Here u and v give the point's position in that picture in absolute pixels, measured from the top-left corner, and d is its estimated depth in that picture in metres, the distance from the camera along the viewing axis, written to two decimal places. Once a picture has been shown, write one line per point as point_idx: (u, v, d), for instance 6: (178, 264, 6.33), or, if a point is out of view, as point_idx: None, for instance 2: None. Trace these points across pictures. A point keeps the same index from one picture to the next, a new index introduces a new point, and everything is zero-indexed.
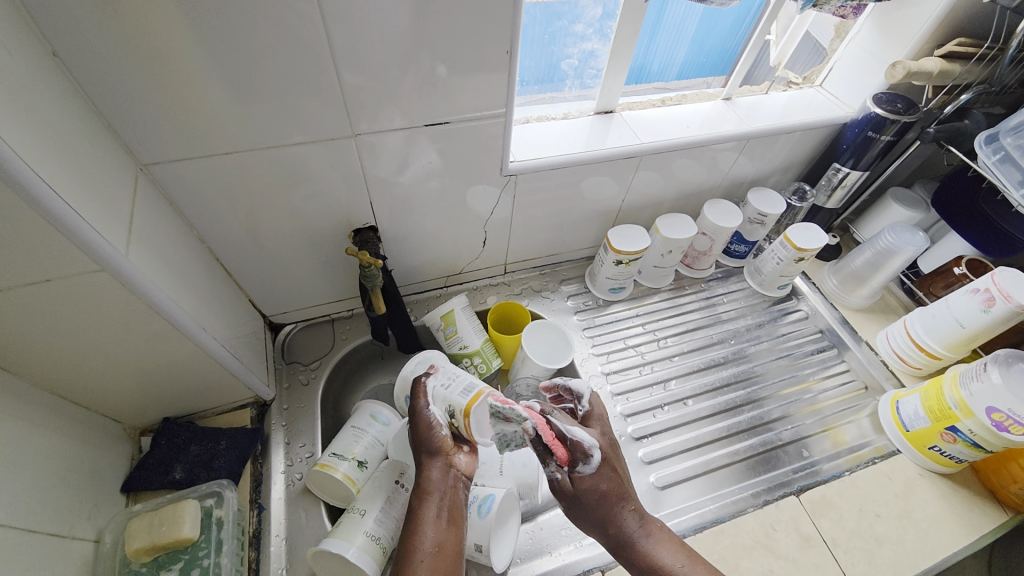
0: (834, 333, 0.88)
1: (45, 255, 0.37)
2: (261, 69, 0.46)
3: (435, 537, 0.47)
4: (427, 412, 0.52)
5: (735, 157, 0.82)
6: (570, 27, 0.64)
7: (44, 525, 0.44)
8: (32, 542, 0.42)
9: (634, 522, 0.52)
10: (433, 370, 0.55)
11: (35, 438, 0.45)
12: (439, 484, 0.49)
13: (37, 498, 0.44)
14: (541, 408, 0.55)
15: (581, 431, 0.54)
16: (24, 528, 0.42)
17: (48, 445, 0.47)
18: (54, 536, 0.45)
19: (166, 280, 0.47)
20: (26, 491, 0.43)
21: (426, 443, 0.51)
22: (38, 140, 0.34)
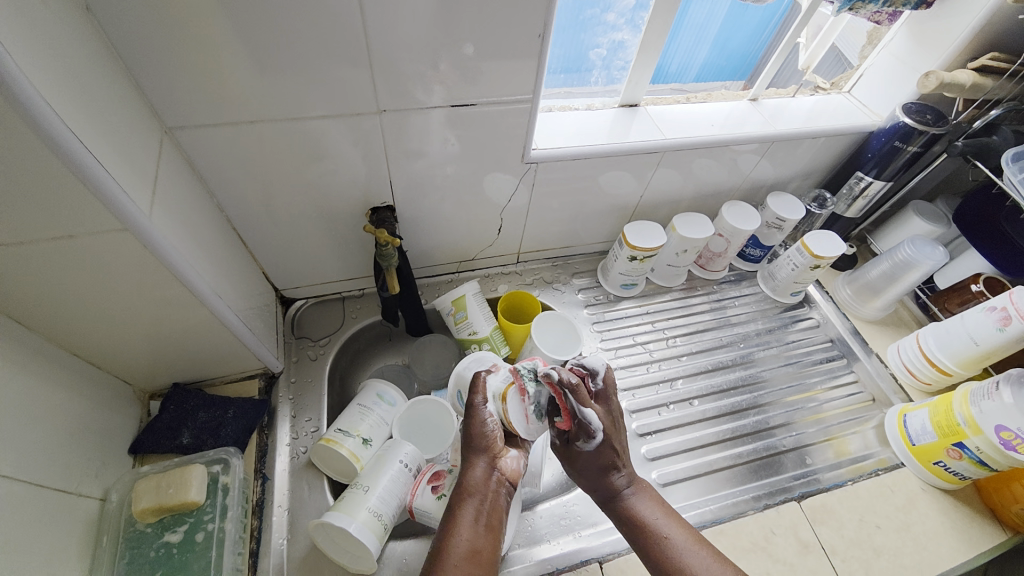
0: (844, 343, 0.87)
1: (69, 211, 0.37)
2: (291, 39, 0.45)
3: (470, 536, 0.48)
4: (481, 411, 0.55)
5: (757, 159, 0.81)
6: (601, 16, 0.63)
7: (52, 480, 0.44)
8: (40, 495, 0.43)
9: (626, 484, 0.55)
10: (494, 369, 0.58)
11: (48, 393, 0.46)
12: (479, 485, 0.51)
13: (46, 453, 0.44)
14: (559, 381, 0.53)
15: (593, 410, 0.54)
16: (32, 482, 0.42)
17: (60, 401, 0.47)
18: (61, 492, 0.46)
19: (186, 245, 0.47)
20: (36, 445, 0.43)
21: (473, 440, 0.54)
22: (70, 96, 0.34)
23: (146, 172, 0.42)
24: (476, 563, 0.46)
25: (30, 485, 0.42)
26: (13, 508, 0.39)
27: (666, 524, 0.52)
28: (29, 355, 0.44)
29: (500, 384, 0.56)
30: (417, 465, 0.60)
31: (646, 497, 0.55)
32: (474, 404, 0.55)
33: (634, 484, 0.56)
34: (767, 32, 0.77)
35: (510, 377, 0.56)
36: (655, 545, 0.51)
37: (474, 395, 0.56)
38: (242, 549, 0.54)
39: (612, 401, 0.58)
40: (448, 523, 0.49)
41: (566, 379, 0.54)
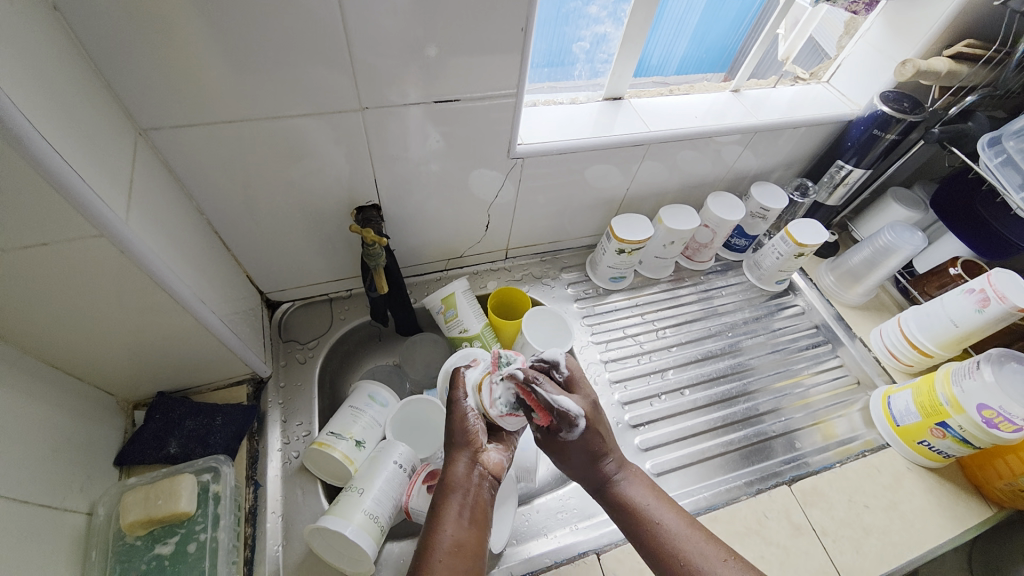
0: (829, 329, 0.89)
1: (43, 218, 0.35)
2: (269, 36, 0.44)
3: (455, 529, 0.48)
4: (462, 405, 0.56)
5: (740, 150, 0.82)
6: (584, 9, 0.62)
7: (36, 496, 0.43)
8: (23, 512, 0.41)
9: (616, 471, 0.55)
10: (473, 364, 0.60)
11: (27, 407, 0.44)
12: (462, 479, 0.52)
13: (28, 468, 0.43)
14: (526, 376, 0.52)
15: (567, 399, 0.53)
16: (15, 498, 0.41)
17: (40, 414, 0.46)
18: (46, 507, 0.44)
19: (167, 250, 0.46)
20: (16, 461, 0.42)
21: (455, 434, 0.55)
22: (39, 97, 0.33)
23: (123, 176, 0.41)
24: (461, 556, 0.46)
25: (12, 501, 0.40)
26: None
27: (659, 510, 0.52)
28: (6, 368, 0.43)
29: (476, 374, 0.57)
30: (411, 465, 0.60)
31: (636, 480, 0.55)
32: (455, 400, 0.56)
33: (622, 465, 0.56)
34: (745, 25, 0.77)
35: (486, 365, 0.57)
36: (651, 533, 0.51)
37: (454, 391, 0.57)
38: (236, 558, 0.53)
39: (584, 387, 0.58)
40: (433, 517, 0.49)
41: (530, 375, 0.53)
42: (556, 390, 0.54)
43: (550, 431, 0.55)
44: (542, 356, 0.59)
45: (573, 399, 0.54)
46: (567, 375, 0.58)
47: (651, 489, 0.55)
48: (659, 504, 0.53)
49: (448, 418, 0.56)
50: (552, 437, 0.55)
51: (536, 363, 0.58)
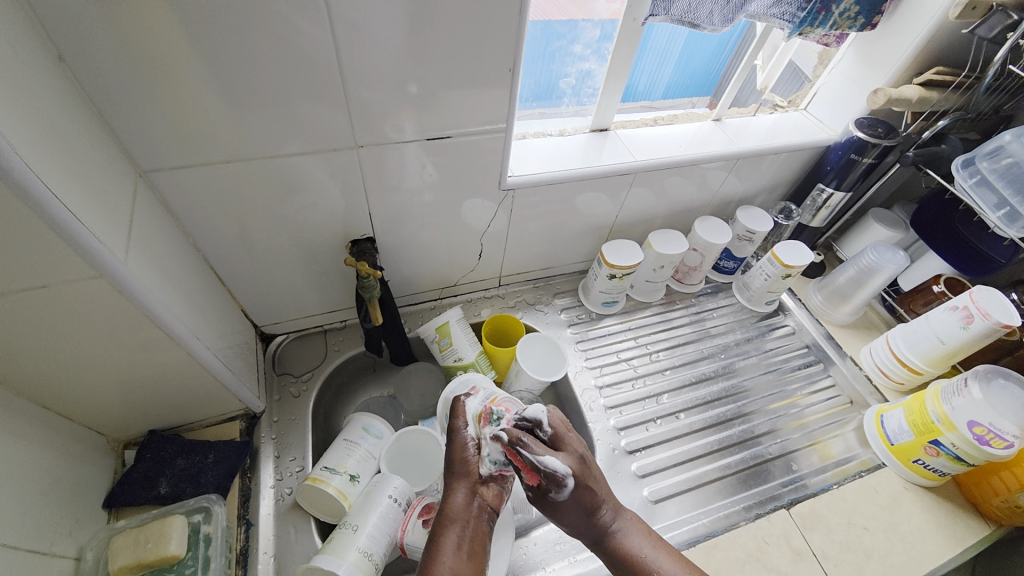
0: (820, 349, 0.90)
1: (41, 262, 0.36)
2: (267, 80, 0.46)
3: (455, 564, 0.47)
4: (462, 433, 0.55)
5: (725, 176, 0.85)
6: (569, 47, 0.65)
7: (23, 542, 0.42)
8: (9, 559, 0.40)
9: (613, 521, 0.55)
10: (473, 392, 0.60)
11: (17, 451, 0.44)
12: (461, 511, 0.51)
13: (15, 514, 0.42)
14: (510, 439, 0.52)
15: (554, 457, 0.52)
16: (2, 545, 0.40)
17: (30, 457, 0.45)
18: (32, 554, 0.43)
19: (163, 288, 0.47)
20: (5, 506, 0.41)
21: (455, 464, 0.54)
22: (43, 147, 0.34)
23: (120, 218, 0.42)
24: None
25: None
26: None
27: (656, 559, 0.53)
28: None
29: (477, 406, 0.58)
30: (407, 499, 0.59)
31: (632, 527, 0.55)
32: (455, 429, 0.56)
33: (616, 515, 0.56)
34: (727, 55, 0.81)
35: (482, 403, 0.58)
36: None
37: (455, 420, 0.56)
38: None
39: (571, 441, 0.56)
40: (432, 552, 0.48)
41: (514, 436, 0.53)
42: (542, 450, 0.53)
43: (539, 490, 0.54)
44: (525, 414, 0.57)
45: (560, 456, 0.53)
46: (552, 433, 0.56)
47: (646, 536, 0.55)
48: (657, 552, 0.53)
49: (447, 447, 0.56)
50: (542, 495, 0.54)
51: (521, 420, 0.57)
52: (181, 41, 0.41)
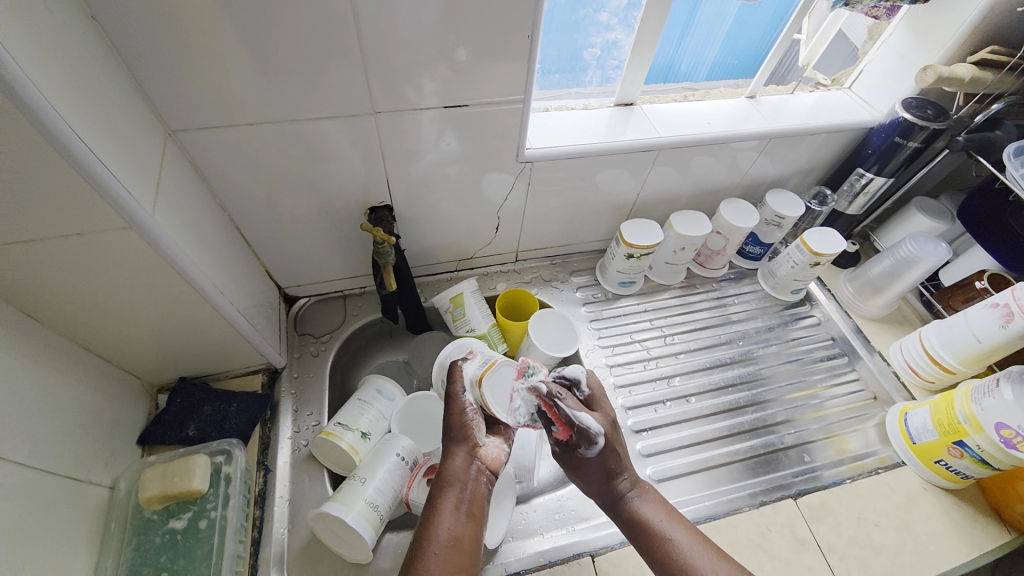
0: (846, 342, 0.87)
1: (77, 211, 0.39)
2: (287, 44, 0.47)
3: (452, 523, 0.49)
4: (460, 398, 0.57)
5: (756, 157, 0.81)
6: (594, 16, 0.63)
7: (62, 468, 0.47)
8: (49, 482, 0.45)
9: (629, 489, 0.56)
10: (471, 356, 0.60)
11: (59, 386, 0.48)
12: (460, 473, 0.53)
13: (55, 443, 0.46)
14: (548, 391, 0.55)
15: (588, 415, 0.54)
16: (41, 469, 0.44)
17: (70, 392, 0.49)
18: (71, 480, 0.48)
19: (190, 243, 0.49)
20: (45, 435, 0.45)
21: (455, 427, 0.56)
22: (77, 103, 0.36)
23: (150, 174, 0.44)
24: (457, 549, 0.47)
25: (40, 472, 0.44)
26: (24, 493, 0.42)
27: (668, 527, 0.53)
28: (43, 350, 0.47)
29: (478, 370, 0.57)
30: (413, 459, 0.62)
31: (648, 494, 0.56)
32: (455, 395, 0.57)
33: (632, 480, 0.57)
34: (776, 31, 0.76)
35: (489, 362, 0.58)
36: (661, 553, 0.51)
37: (453, 383, 0.57)
38: (244, 538, 0.56)
39: (604, 404, 0.59)
40: (431, 511, 0.50)
41: (552, 390, 0.55)
42: (578, 407, 0.55)
43: (568, 445, 0.56)
44: (564, 373, 0.59)
45: (593, 415, 0.55)
46: (588, 394, 0.58)
47: (660, 506, 0.56)
48: (670, 519, 0.54)
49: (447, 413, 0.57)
50: (569, 453, 0.56)
51: (558, 378, 0.59)
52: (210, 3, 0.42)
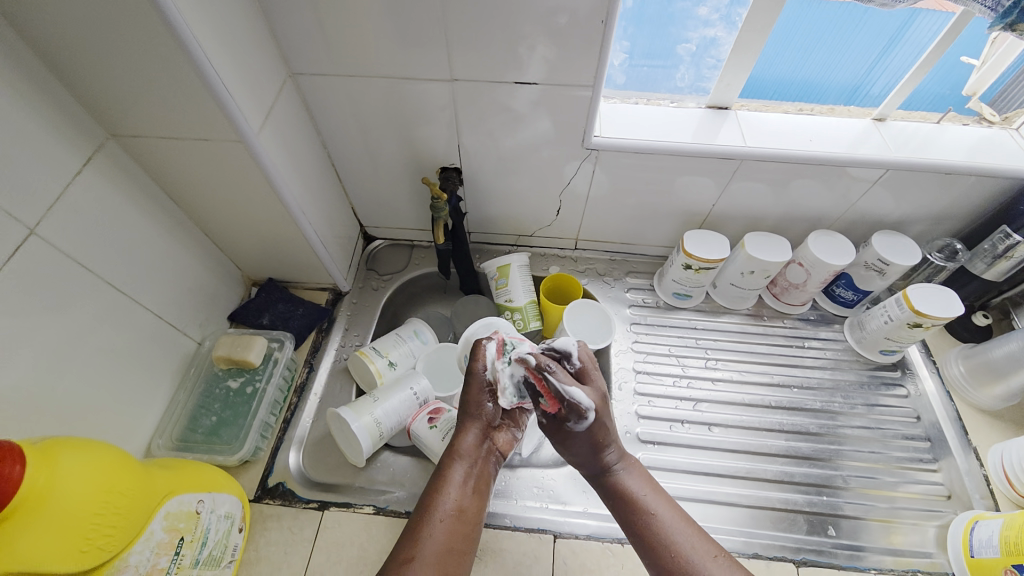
0: (936, 427, 0.73)
1: (207, 122, 0.50)
2: (378, 12, 0.53)
3: (457, 496, 0.52)
4: (480, 376, 0.58)
5: (868, 188, 0.71)
6: (693, 10, 0.60)
7: (163, 312, 0.63)
8: (147, 318, 0.60)
9: (615, 462, 0.56)
10: (494, 335, 0.60)
11: (173, 253, 0.64)
12: (469, 448, 0.56)
13: (158, 292, 0.62)
14: (538, 362, 0.52)
15: (579, 390, 0.52)
16: (140, 304, 0.59)
17: (180, 261, 0.65)
18: (168, 325, 0.64)
19: (286, 166, 0.60)
20: (155, 280, 0.61)
21: (471, 405, 0.58)
22: (221, 41, 0.47)
23: (264, 103, 0.55)
24: (457, 521, 0.51)
25: (143, 307, 0.60)
26: (126, 318, 0.58)
27: (654, 502, 0.53)
28: (169, 224, 0.62)
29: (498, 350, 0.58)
30: (426, 397, 0.68)
31: (635, 471, 0.56)
32: (476, 376, 0.58)
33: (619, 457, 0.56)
34: (960, 56, 0.66)
35: (506, 344, 0.58)
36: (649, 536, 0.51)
37: (476, 363, 0.57)
38: (277, 413, 0.68)
39: (594, 378, 0.56)
40: (438, 481, 0.54)
41: (542, 362, 0.52)
42: (569, 380, 0.52)
43: (556, 419, 0.54)
44: (554, 346, 0.57)
45: (584, 390, 0.52)
46: (578, 366, 0.56)
47: (647, 483, 0.55)
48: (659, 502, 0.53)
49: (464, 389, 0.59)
50: (557, 424, 0.54)
51: (548, 350, 0.57)
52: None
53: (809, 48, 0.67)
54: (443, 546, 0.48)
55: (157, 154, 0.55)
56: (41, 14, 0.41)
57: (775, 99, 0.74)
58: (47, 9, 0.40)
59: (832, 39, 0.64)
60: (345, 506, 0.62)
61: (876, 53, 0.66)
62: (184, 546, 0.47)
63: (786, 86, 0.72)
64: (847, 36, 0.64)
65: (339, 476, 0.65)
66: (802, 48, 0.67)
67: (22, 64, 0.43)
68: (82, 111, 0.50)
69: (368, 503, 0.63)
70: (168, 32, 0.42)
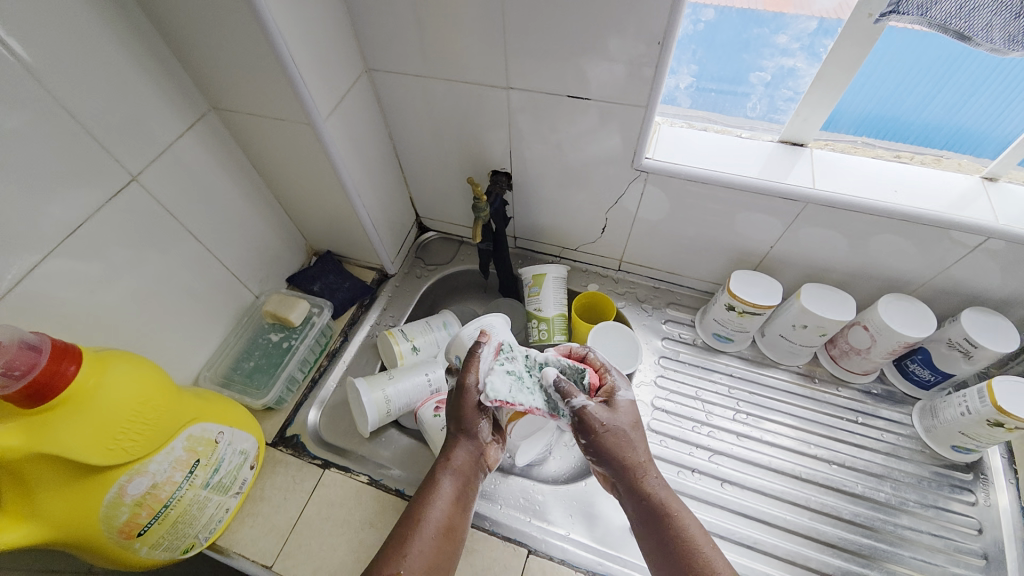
0: (997, 545, 0.62)
1: (283, 103, 0.57)
2: (444, 19, 0.57)
3: (447, 513, 0.52)
4: (471, 393, 0.56)
5: (965, 255, 0.61)
6: (771, 37, 0.57)
7: (230, 266, 0.72)
8: (217, 268, 0.70)
9: (644, 457, 0.53)
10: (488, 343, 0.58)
11: (249, 217, 0.73)
12: (460, 461, 0.56)
13: (231, 248, 0.71)
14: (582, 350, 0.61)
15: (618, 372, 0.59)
16: (214, 257, 0.69)
17: (254, 224, 0.74)
18: (234, 277, 0.73)
19: (348, 152, 0.66)
20: (228, 238, 0.70)
21: (465, 423, 0.56)
22: (303, 36, 0.53)
23: (336, 93, 0.61)
24: (445, 538, 0.51)
25: (215, 259, 0.69)
26: (200, 265, 0.67)
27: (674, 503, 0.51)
28: (249, 190, 0.71)
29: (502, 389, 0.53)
30: (438, 387, 0.71)
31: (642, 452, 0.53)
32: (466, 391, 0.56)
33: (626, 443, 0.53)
34: None
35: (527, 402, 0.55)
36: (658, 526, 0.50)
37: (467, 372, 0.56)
38: (307, 372, 0.75)
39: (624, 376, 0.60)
40: (427, 493, 0.54)
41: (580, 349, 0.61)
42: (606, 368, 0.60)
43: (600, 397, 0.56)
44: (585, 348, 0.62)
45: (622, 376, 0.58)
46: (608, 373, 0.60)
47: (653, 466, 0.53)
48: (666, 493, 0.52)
49: (453, 403, 0.57)
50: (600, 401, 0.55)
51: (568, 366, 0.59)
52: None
53: (968, 93, 0.54)
54: (431, 563, 0.49)
55: (245, 129, 0.64)
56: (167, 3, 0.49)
57: (917, 145, 0.63)
58: (171, 2, 0.49)
59: (1001, 85, 0.52)
60: (344, 470, 0.67)
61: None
62: (197, 468, 0.54)
63: (933, 131, 0.60)
64: (1017, 85, 0.52)
65: (345, 442, 0.70)
66: (959, 95, 0.55)
67: (149, 42, 0.53)
68: (192, 85, 0.59)
69: (365, 472, 0.66)
70: (258, 26, 0.48)
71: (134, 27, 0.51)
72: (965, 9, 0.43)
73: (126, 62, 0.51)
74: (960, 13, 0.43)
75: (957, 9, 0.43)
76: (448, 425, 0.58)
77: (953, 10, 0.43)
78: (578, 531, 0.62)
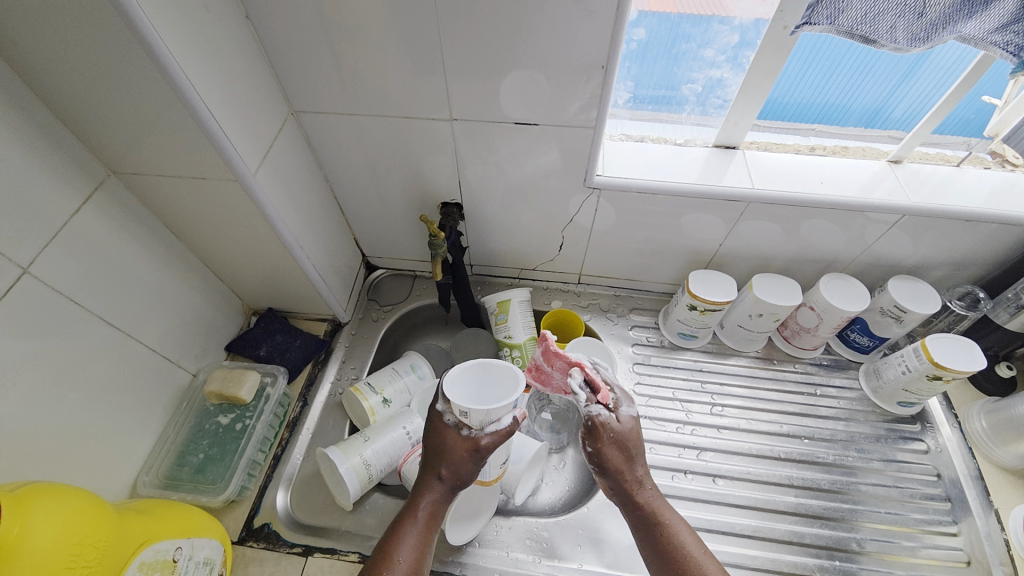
0: (957, 486, 0.69)
1: (203, 161, 0.51)
2: (377, 56, 0.54)
3: (416, 547, 0.50)
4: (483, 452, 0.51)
5: (886, 231, 0.68)
6: (698, 51, 0.59)
7: (157, 347, 0.62)
8: (143, 352, 0.61)
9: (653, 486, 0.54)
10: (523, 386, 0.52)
11: (174, 288, 0.64)
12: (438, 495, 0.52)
13: (157, 327, 0.62)
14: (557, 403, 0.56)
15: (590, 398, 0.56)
16: (139, 341, 0.60)
17: (180, 295, 0.65)
18: (165, 358, 0.64)
19: (284, 202, 0.61)
20: (153, 316, 0.61)
21: (455, 472, 0.52)
22: (218, 87, 0.48)
23: (262, 143, 0.55)
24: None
25: (140, 343, 0.60)
26: (121, 354, 0.57)
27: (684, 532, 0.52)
28: (169, 257, 0.63)
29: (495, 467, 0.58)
30: (418, 437, 0.66)
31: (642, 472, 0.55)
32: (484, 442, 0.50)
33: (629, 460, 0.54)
34: (980, 96, 0.61)
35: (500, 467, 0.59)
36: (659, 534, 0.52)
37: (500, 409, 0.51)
38: (267, 450, 0.67)
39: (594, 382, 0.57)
40: (397, 528, 0.50)
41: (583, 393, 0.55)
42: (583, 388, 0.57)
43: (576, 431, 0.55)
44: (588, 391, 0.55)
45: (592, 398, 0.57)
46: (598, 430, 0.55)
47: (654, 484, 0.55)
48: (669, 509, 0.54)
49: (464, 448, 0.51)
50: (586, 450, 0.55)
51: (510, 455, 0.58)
52: (310, 18, 0.51)
53: (829, 73, 0.61)
54: None
55: (158, 194, 0.56)
56: (52, 65, 0.42)
57: (792, 123, 0.70)
58: (49, 58, 0.42)
59: (918, 70, 0.59)
60: (329, 553, 0.60)
61: (897, 79, 0.60)
62: None
63: (858, 109, 0.65)
64: (867, 63, 0.58)
65: (324, 520, 0.63)
66: (822, 74, 0.62)
67: (27, 111, 0.45)
68: (88, 153, 0.51)
69: (353, 550, 0.61)
70: (166, 81, 0.42)
71: (6, 94, 0.43)
72: (870, 15, 0.47)
73: (3, 137, 0.43)
74: (866, 19, 0.47)
75: (862, 16, 0.47)
76: (435, 464, 0.52)
77: (859, 16, 0.47)
78: (590, 561, 0.61)
